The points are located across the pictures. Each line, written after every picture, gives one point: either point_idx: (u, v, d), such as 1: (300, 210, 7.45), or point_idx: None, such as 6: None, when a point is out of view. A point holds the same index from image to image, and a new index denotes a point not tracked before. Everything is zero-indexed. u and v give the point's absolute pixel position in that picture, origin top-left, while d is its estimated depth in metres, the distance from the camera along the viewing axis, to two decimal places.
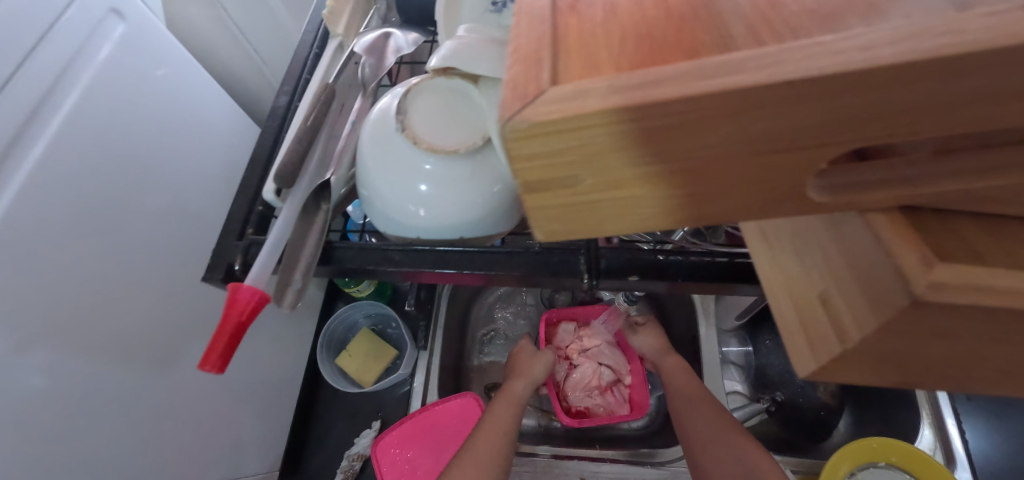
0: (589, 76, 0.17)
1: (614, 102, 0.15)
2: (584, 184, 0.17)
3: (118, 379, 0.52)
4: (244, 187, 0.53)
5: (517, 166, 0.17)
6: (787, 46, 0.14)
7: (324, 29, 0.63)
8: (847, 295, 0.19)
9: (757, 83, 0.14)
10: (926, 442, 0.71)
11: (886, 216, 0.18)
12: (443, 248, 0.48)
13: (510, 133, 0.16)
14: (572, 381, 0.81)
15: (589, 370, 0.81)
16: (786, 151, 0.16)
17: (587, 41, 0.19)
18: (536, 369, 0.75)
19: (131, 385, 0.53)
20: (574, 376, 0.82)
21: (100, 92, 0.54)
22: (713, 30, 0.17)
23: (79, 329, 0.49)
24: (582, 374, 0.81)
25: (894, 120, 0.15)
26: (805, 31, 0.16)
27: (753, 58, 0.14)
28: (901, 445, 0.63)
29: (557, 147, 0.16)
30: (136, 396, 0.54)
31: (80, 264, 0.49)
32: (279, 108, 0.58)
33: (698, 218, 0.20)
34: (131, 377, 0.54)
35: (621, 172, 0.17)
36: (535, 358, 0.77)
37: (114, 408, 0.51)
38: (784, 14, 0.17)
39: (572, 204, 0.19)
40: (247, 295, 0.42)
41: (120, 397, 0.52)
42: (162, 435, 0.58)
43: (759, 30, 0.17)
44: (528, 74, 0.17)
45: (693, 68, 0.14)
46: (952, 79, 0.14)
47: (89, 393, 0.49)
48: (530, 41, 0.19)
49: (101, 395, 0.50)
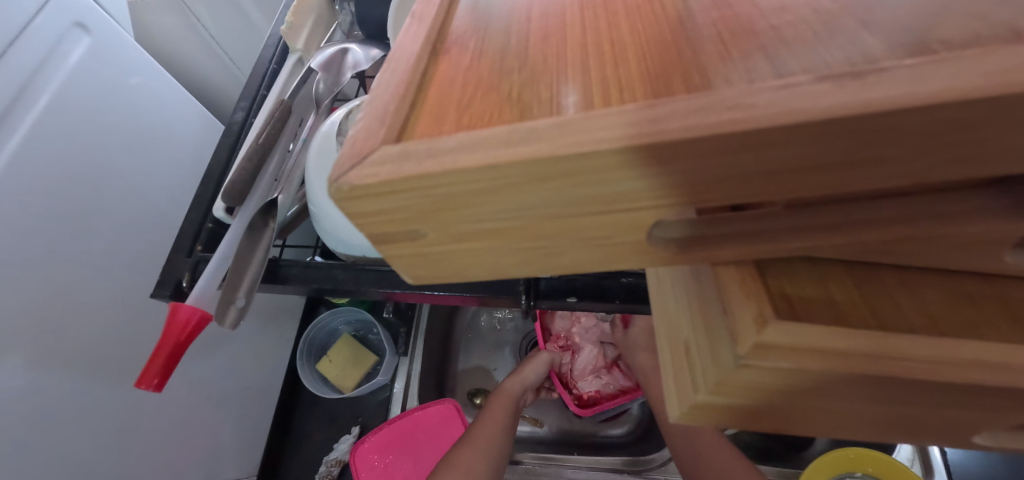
0: (430, 134, 0.17)
1: (428, 168, 0.15)
2: (430, 238, 0.18)
3: (89, 385, 0.52)
4: (196, 203, 0.53)
5: (358, 221, 0.17)
6: (591, 115, 0.14)
7: (284, 44, 0.64)
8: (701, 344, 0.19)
9: (558, 152, 0.14)
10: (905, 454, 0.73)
11: (736, 269, 0.19)
12: (386, 267, 0.49)
13: (338, 193, 0.16)
14: (578, 369, 0.82)
15: (592, 354, 0.82)
16: (618, 211, 0.17)
17: (445, 91, 0.19)
18: (532, 371, 0.77)
19: (101, 393, 0.53)
20: (578, 363, 0.82)
21: (70, 99, 0.54)
22: (550, 87, 0.18)
23: (50, 338, 0.48)
24: (585, 359, 0.82)
25: (714, 184, 0.16)
26: (629, 92, 0.16)
27: (558, 125, 0.14)
28: (878, 456, 0.63)
29: (389, 207, 0.16)
30: (105, 401, 0.53)
31: (47, 275, 0.49)
32: (235, 124, 0.58)
33: (561, 266, 0.20)
34: (102, 383, 0.53)
35: (461, 229, 0.17)
36: (531, 361, 0.79)
37: (82, 417, 0.51)
38: (620, 72, 0.17)
39: (426, 255, 0.19)
40: (186, 313, 0.42)
41: (90, 405, 0.52)
42: (133, 442, 0.57)
43: (589, 89, 0.17)
44: (369, 131, 0.17)
45: (504, 134, 0.15)
46: (750, 149, 0.14)
47: (54, 402, 0.48)
48: (386, 92, 0.19)
49: (68, 403, 0.49)
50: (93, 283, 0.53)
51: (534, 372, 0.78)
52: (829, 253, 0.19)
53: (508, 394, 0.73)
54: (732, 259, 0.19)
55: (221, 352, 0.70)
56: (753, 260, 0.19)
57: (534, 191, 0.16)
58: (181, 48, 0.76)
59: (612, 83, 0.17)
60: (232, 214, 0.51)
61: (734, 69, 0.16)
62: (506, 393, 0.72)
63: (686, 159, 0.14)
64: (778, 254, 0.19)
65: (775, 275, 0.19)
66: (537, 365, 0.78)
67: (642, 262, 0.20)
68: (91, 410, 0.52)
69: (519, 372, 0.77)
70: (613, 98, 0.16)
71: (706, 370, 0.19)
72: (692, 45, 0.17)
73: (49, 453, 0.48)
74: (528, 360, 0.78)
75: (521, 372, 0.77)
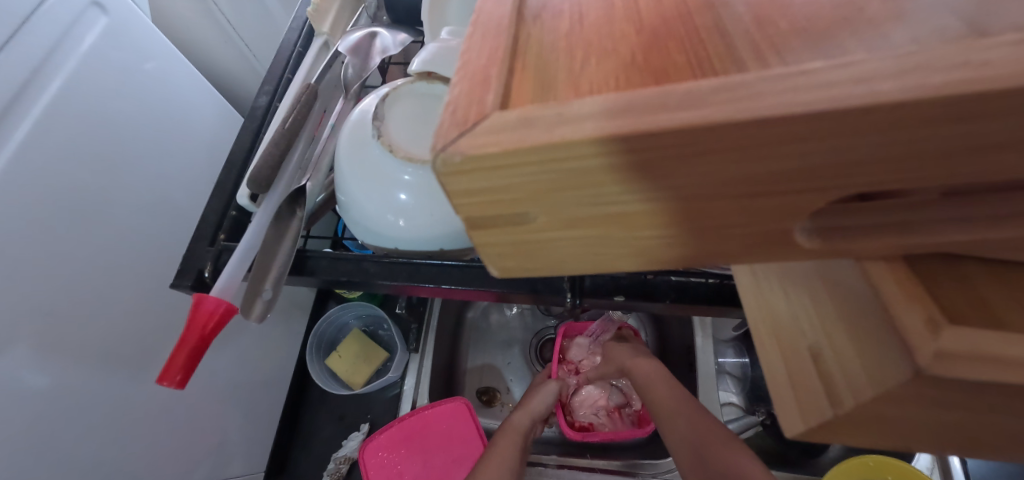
0: (543, 100, 0.15)
1: (562, 137, 0.12)
2: (537, 222, 0.15)
3: (98, 379, 0.49)
4: (218, 190, 0.51)
5: (457, 201, 0.15)
6: (767, 73, 0.12)
7: (309, 27, 0.61)
8: (842, 351, 0.17)
9: (730, 118, 0.12)
10: (923, 463, 0.69)
11: (888, 266, 0.16)
12: (419, 261, 0.45)
13: (442, 167, 0.13)
14: (579, 398, 0.81)
15: (597, 390, 0.81)
16: (770, 194, 0.14)
17: (547, 55, 0.17)
18: (541, 402, 0.73)
19: (111, 387, 0.51)
20: (584, 393, 0.81)
21: (85, 82, 0.51)
22: (685, 51, 0.15)
23: (59, 326, 0.46)
24: (592, 391, 0.81)
25: (898, 167, 0.13)
26: (791, 55, 0.14)
27: (725, 85, 0.12)
28: (897, 464, 0.60)
29: (502, 183, 0.14)
30: (114, 395, 0.51)
31: (61, 260, 0.47)
32: (259, 108, 0.56)
33: (673, 259, 0.18)
34: (112, 377, 0.51)
35: (581, 211, 0.15)
36: (540, 390, 0.75)
37: (90, 410, 0.49)
38: (771, 32, 0.15)
39: (526, 242, 0.16)
40: (213, 304, 0.40)
41: (100, 400, 0.49)
42: (141, 435, 0.55)
43: (736, 51, 0.14)
44: (471, 96, 0.15)
45: (656, 97, 0.12)
46: (965, 122, 0.12)
47: (60, 394, 0.46)
48: (480, 54, 0.16)
49: (77, 397, 0.47)
50: (108, 271, 0.51)
51: (541, 402, 0.73)
52: (992, 252, 0.17)
53: (515, 428, 0.68)
54: (883, 254, 0.16)
55: (232, 345, 0.68)
56: (906, 256, 0.17)
57: (682, 167, 0.13)
58: (197, 33, 0.72)
59: (765, 43, 0.14)
60: (256, 202, 0.49)
61: (922, 26, 0.13)
62: (514, 428, 0.67)
63: (884, 129, 0.12)
64: (936, 250, 0.16)
65: (944, 273, 0.16)
66: (545, 394, 0.74)
67: (766, 257, 0.17)
68: (99, 404, 0.49)
69: (526, 403, 0.72)
70: (773, 59, 0.14)
71: (857, 384, 0.16)
72: (854, 1, 0.15)
73: (54, 448, 0.46)
74: (537, 390, 0.74)
75: (529, 403, 0.72)
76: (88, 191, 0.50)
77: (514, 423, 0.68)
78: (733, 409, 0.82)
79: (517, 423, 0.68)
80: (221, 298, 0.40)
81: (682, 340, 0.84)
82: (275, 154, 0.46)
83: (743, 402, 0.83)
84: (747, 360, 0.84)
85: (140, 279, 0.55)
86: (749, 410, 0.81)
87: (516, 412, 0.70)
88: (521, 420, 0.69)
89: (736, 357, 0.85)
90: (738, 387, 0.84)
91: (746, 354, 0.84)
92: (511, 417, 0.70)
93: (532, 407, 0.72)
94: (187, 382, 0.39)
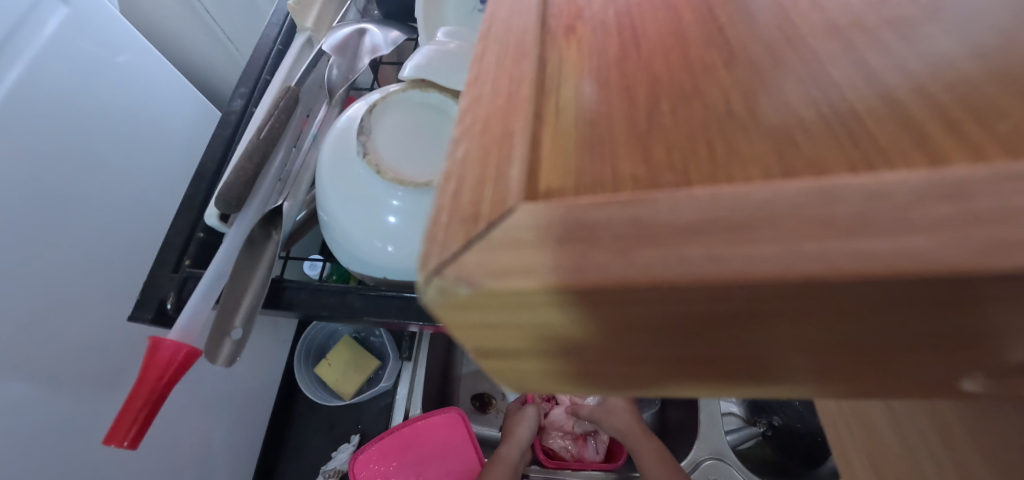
0: (595, 173, 0.10)
1: (645, 269, 0.08)
2: (579, 362, 0.10)
3: (73, 410, 0.43)
4: (185, 208, 0.45)
5: (459, 336, 0.10)
6: (1011, 168, 0.07)
7: (292, 22, 0.55)
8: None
9: (947, 266, 0.07)
10: None
11: None
12: (411, 294, 0.40)
13: (437, 298, 0.08)
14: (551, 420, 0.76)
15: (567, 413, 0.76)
16: (949, 352, 0.09)
17: (591, 90, 0.12)
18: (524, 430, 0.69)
19: (89, 413, 0.44)
20: (552, 415, 0.76)
21: (45, 80, 0.43)
22: (811, 99, 0.10)
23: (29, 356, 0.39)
24: (559, 414, 0.76)
25: None
26: (994, 114, 0.09)
27: (939, 189, 0.07)
28: None
29: (530, 321, 0.09)
30: (91, 429, 0.44)
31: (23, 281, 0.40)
32: (233, 113, 0.50)
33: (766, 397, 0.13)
34: (91, 408, 0.44)
35: (652, 357, 0.10)
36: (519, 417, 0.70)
37: (60, 449, 0.41)
38: (942, 70, 0.10)
39: (559, 378, 0.11)
40: (169, 352, 0.34)
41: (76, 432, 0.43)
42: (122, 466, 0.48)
43: (906, 105, 0.09)
44: (484, 167, 0.10)
45: (813, 206, 0.07)
46: None
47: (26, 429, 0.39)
48: (496, 95, 0.11)
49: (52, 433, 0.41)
50: (80, 289, 0.44)
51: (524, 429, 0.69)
52: None
53: (506, 460, 0.63)
54: None
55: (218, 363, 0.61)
56: None
57: (832, 320, 0.08)
58: (173, 23, 0.64)
59: (949, 94, 0.09)
60: (226, 222, 0.43)
61: None
62: (503, 461, 0.63)
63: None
64: None
65: None
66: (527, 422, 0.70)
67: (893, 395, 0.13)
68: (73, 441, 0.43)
69: (512, 435, 0.68)
70: (969, 124, 0.09)
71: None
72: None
73: None
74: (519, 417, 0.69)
75: (513, 433, 0.68)
76: (56, 199, 0.43)
77: (504, 456, 0.64)
78: (733, 419, 0.75)
79: (507, 455, 0.64)
80: (181, 342, 0.35)
81: None
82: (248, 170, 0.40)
83: (743, 413, 0.76)
84: None
85: (119, 300, 0.48)
86: (749, 421, 0.75)
87: (504, 444, 0.66)
88: (509, 453, 0.65)
89: None
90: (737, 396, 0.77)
91: None
92: (500, 449, 0.66)
93: (516, 437, 0.67)
94: (140, 441, 0.34)
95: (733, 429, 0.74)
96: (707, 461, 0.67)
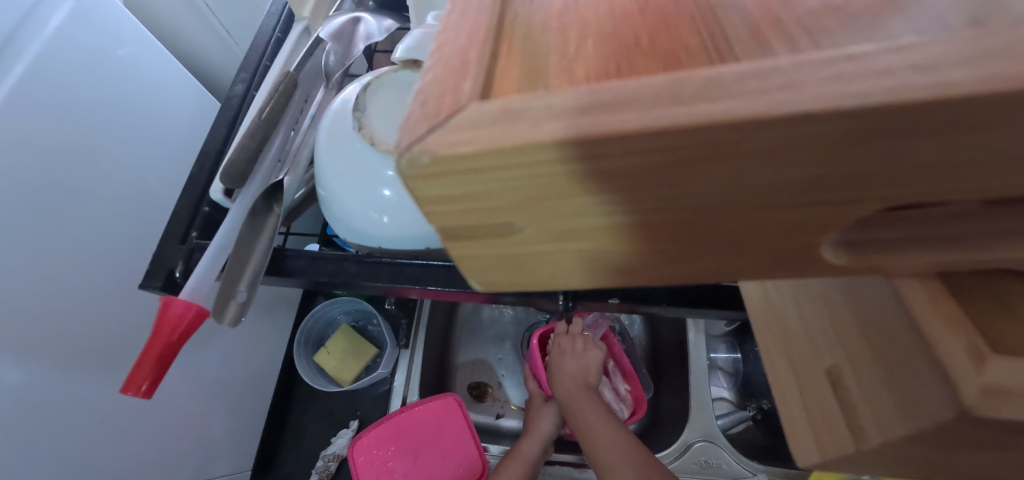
0: (531, 89, 0.12)
1: (550, 135, 0.10)
2: (523, 233, 0.13)
3: (79, 379, 0.44)
4: (190, 185, 0.48)
5: (428, 210, 0.12)
6: (805, 58, 0.10)
7: (290, 12, 0.58)
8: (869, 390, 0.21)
9: (766, 113, 0.09)
10: None
11: (922, 284, 0.14)
12: (404, 261, 0.43)
13: (408, 169, 0.11)
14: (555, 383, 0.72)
15: None
16: (801, 207, 0.12)
17: (536, 35, 0.15)
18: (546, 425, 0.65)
19: (90, 392, 0.45)
20: None
21: (56, 70, 0.44)
22: (698, 32, 0.13)
23: (43, 324, 0.41)
24: None
25: (933, 184, 0.11)
26: (822, 36, 0.12)
27: (753, 72, 0.10)
28: None
29: (482, 187, 0.11)
30: (96, 398, 0.46)
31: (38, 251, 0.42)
32: (234, 98, 0.53)
33: (673, 273, 0.16)
34: (95, 377, 0.46)
35: (575, 221, 0.13)
36: (541, 411, 0.66)
37: (66, 415, 0.43)
38: (797, 9, 0.13)
39: (509, 255, 0.14)
40: (181, 309, 0.37)
41: (82, 400, 0.44)
42: (124, 437, 0.49)
43: (762, 33, 0.12)
44: (445, 84, 0.12)
45: (668, 88, 0.10)
46: (1015, 140, 0.10)
47: (38, 393, 0.40)
48: (459, 38, 0.14)
49: (59, 401, 0.42)
50: (88, 266, 0.46)
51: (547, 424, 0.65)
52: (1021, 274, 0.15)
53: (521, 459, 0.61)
54: (917, 271, 0.14)
55: (218, 343, 0.62)
56: (945, 274, 0.14)
57: (698, 177, 0.11)
58: (173, 18, 0.66)
59: (794, 23, 0.12)
60: (230, 197, 0.46)
61: None
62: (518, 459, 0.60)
63: (969, 125, 0.09)
64: (971, 267, 0.14)
65: (989, 299, 0.14)
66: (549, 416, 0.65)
67: (785, 276, 0.16)
68: (80, 407, 0.44)
69: (530, 430, 0.64)
70: (804, 43, 0.12)
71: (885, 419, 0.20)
72: None
73: (32, 458, 0.40)
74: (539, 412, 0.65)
75: (533, 428, 0.64)
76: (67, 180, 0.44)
77: (523, 454, 0.61)
78: (724, 404, 0.77)
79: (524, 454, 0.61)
80: (190, 301, 0.38)
81: (674, 335, 0.78)
82: (250, 146, 0.43)
83: (735, 398, 0.77)
84: (739, 356, 0.78)
85: (128, 278, 0.51)
86: (741, 405, 0.76)
87: (523, 440, 0.63)
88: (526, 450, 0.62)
89: (728, 352, 0.80)
90: (729, 382, 0.79)
91: (737, 349, 0.79)
92: (518, 446, 0.63)
93: (535, 432, 0.64)
94: (153, 391, 0.37)
95: (723, 413, 0.75)
96: (699, 443, 0.68)
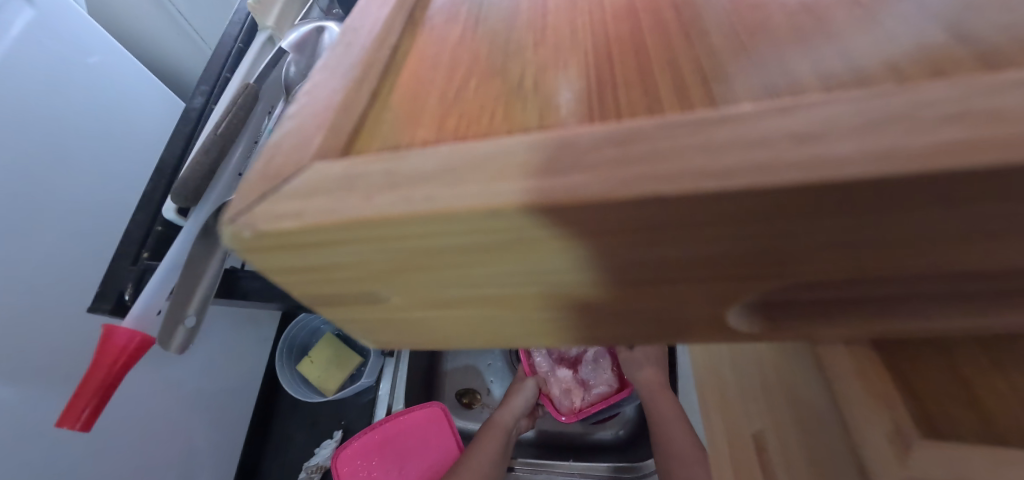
0: (398, 141, 0.11)
1: (379, 211, 0.09)
2: (394, 301, 0.12)
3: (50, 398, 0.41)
4: (144, 202, 0.46)
5: (277, 278, 0.11)
6: (673, 120, 0.08)
7: (252, 21, 0.56)
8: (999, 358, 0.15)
9: (621, 190, 0.08)
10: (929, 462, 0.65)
11: (849, 352, 0.13)
12: None
13: (236, 242, 0.10)
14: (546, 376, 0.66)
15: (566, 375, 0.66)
16: (697, 279, 0.11)
17: (425, 72, 0.13)
18: (521, 400, 0.62)
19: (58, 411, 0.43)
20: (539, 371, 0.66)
21: (12, 86, 0.40)
22: (583, 78, 0.11)
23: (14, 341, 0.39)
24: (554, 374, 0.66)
25: (842, 252, 0.10)
26: (717, 81, 0.10)
27: (612, 139, 0.08)
28: None
29: (329, 262, 0.10)
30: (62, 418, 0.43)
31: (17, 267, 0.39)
32: (193, 111, 0.51)
33: (582, 335, 0.15)
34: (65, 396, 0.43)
35: (454, 296, 0.11)
36: (518, 389, 0.64)
37: (30, 441, 0.40)
38: (692, 49, 0.11)
39: (392, 321, 0.13)
40: (124, 339, 0.35)
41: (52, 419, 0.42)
42: (93, 456, 0.46)
43: (651, 79, 0.11)
44: (299, 137, 0.11)
45: (515, 156, 0.09)
46: (924, 220, 0.08)
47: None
48: (331, 79, 0.12)
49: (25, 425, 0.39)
50: (61, 282, 0.43)
51: (523, 398, 0.62)
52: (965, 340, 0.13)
53: (496, 429, 0.59)
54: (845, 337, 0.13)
55: (201, 352, 0.60)
56: (876, 341, 0.13)
57: (567, 252, 0.10)
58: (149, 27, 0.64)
59: (683, 71, 0.11)
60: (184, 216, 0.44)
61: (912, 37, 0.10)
62: (493, 428, 0.58)
63: (865, 200, 0.08)
64: (904, 336, 0.13)
65: (917, 370, 0.12)
66: (524, 392, 0.63)
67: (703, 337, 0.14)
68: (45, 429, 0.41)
69: (505, 403, 0.62)
70: (695, 91, 0.10)
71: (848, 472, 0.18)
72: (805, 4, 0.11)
73: None
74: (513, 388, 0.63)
75: (508, 402, 0.62)
76: (28, 203, 0.41)
77: (497, 425, 0.59)
78: None
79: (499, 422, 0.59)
80: (135, 329, 0.36)
81: None
82: (204, 163, 0.41)
83: None
84: None
85: None
86: None
87: (496, 411, 0.60)
88: (500, 420, 0.59)
89: None
90: None
91: None
92: (494, 416, 0.60)
93: (510, 406, 0.62)
94: (91, 423, 0.35)
95: None
96: None
